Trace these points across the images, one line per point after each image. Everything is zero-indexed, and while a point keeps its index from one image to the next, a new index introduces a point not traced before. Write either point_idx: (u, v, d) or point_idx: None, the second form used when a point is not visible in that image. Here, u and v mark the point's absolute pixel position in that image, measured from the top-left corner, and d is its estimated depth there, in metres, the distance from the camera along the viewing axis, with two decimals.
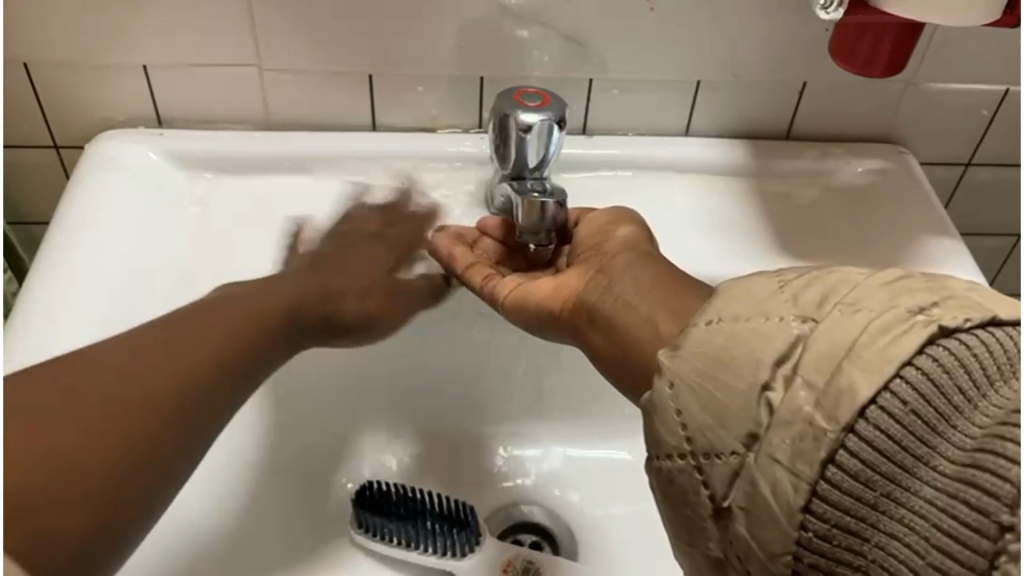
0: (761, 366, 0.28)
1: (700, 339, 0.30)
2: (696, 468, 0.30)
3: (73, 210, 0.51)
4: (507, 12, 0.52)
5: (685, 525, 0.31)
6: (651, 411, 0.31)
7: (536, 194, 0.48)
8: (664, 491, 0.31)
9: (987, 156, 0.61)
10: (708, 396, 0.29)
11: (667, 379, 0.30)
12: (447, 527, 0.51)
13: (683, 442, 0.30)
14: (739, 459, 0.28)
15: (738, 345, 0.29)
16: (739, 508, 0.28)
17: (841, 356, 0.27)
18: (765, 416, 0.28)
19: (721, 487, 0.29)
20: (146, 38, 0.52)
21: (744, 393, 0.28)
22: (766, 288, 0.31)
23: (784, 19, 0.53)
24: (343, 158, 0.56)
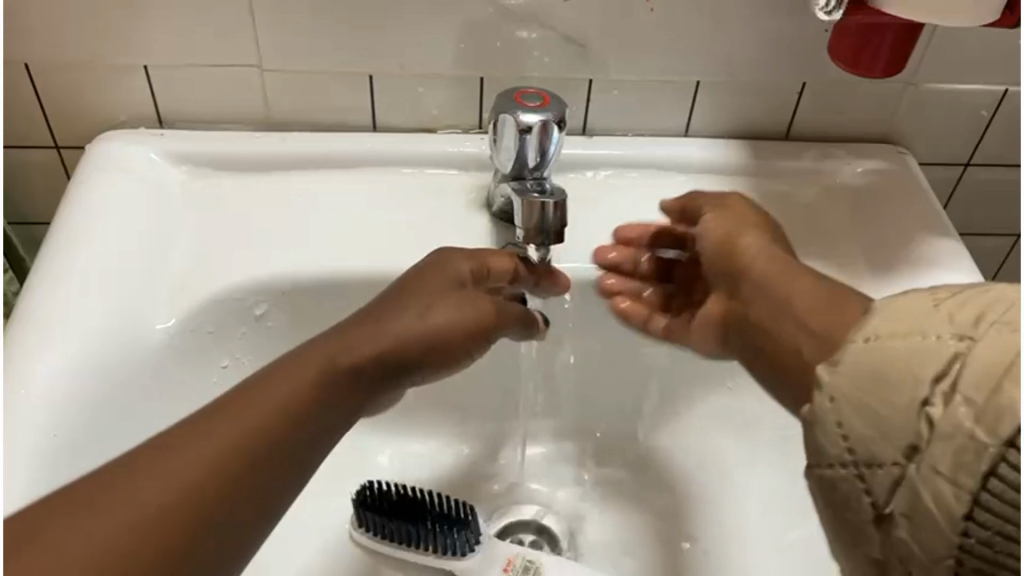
0: (919, 384, 0.29)
1: (861, 354, 0.31)
2: (857, 476, 0.31)
3: (74, 212, 0.51)
4: (507, 13, 0.52)
5: (847, 528, 0.32)
6: (810, 422, 0.32)
7: (536, 194, 0.48)
8: (827, 497, 0.32)
9: (987, 156, 0.61)
10: (869, 411, 0.30)
11: (827, 394, 0.31)
12: (447, 526, 0.50)
13: (844, 452, 0.31)
14: (900, 469, 0.29)
15: (893, 364, 0.30)
16: (902, 515, 0.29)
17: (1002, 374, 0.27)
18: (925, 429, 0.29)
19: (882, 494, 0.30)
20: (147, 39, 0.52)
21: (903, 409, 0.29)
22: (924, 307, 0.31)
23: (784, 18, 0.53)
24: (345, 158, 0.56)
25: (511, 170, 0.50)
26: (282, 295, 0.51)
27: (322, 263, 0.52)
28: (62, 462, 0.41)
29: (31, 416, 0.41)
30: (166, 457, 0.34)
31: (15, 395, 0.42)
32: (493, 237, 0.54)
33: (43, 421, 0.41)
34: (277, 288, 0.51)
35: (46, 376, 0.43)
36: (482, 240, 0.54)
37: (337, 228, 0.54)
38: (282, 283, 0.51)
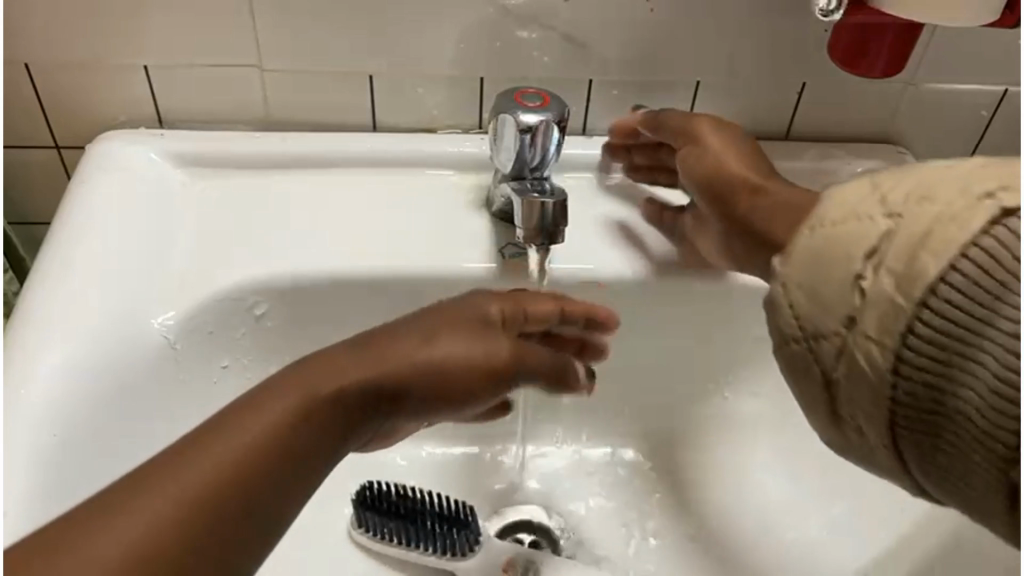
0: (852, 261, 0.31)
1: (809, 245, 0.34)
2: (808, 348, 0.33)
3: (74, 212, 0.51)
4: (507, 13, 0.52)
5: (806, 381, 0.34)
6: (774, 304, 0.35)
7: (536, 194, 0.48)
8: (795, 370, 0.34)
9: (987, 155, 0.61)
10: (811, 287, 0.33)
11: (782, 282, 0.34)
12: (447, 527, 0.50)
13: (797, 329, 0.33)
14: (841, 337, 0.31)
15: (830, 252, 0.33)
16: (843, 377, 0.31)
17: (918, 244, 0.29)
18: (858, 300, 0.31)
19: (830, 361, 0.32)
20: (147, 39, 0.52)
21: (840, 285, 0.32)
22: (863, 197, 0.33)
23: (783, 18, 0.53)
24: (345, 157, 0.56)
25: (511, 170, 0.50)
26: (282, 294, 0.51)
27: (322, 262, 0.52)
28: (62, 460, 0.41)
29: (30, 414, 0.41)
30: (168, 472, 0.31)
31: (15, 394, 0.42)
32: (493, 236, 0.54)
33: (42, 420, 0.41)
34: (277, 286, 0.51)
35: (46, 375, 0.43)
36: (482, 239, 0.54)
37: (336, 226, 0.54)
38: (282, 281, 0.51)
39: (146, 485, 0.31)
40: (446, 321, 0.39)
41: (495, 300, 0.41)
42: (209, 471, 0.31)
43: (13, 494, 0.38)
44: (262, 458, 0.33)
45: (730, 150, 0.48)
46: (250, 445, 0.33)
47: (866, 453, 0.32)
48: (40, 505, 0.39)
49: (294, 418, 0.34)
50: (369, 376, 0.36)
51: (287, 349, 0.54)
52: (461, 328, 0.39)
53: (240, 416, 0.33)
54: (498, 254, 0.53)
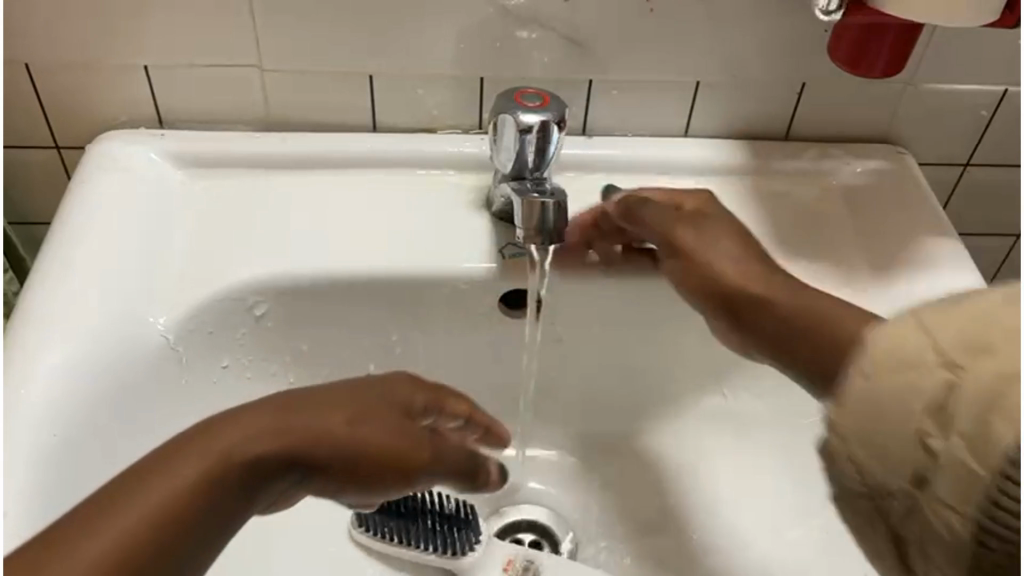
0: (913, 417, 0.28)
1: (860, 393, 0.29)
2: (872, 498, 0.30)
3: (73, 211, 0.51)
4: (508, 13, 0.52)
5: (870, 534, 0.31)
6: (828, 450, 0.31)
7: (536, 194, 0.48)
8: (856, 514, 0.31)
9: (986, 156, 0.61)
10: (873, 443, 0.29)
11: (835, 431, 0.30)
12: (448, 526, 0.51)
13: (859, 481, 0.30)
14: (911, 497, 0.28)
15: (886, 396, 0.29)
16: (920, 535, 0.29)
17: (992, 408, 0.26)
18: (926, 458, 0.28)
19: (902, 519, 0.29)
20: (147, 39, 0.52)
21: (904, 443, 0.28)
22: (913, 330, 0.29)
23: (783, 18, 0.53)
24: (345, 158, 0.56)
25: (511, 170, 0.50)
26: (281, 295, 0.51)
27: (321, 263, 0.52)
28: (62, 460, 0.41)
29: (31, 414, 0.41)
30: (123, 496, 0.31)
31: (14, 394, 0.42)
32: (493, 236, 0.54)
33: (43, 420, 0.41)
34: (276, 287, 0.51)
35: (46, 374, 0.43)
36: (482, 239, 0.54)
37: (336, 227, 0.54)
38: (282, 281, 0.51)
39: (126, 492, 0.32)
40: (373, 392, 0.39)
41: (419, 389, 0.40)
42: (166, 491, 0.32)
43: (12, 494, 0.38)
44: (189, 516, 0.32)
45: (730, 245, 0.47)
46: (198, 474, 0.33)
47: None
48: (39, 504, 0.38)
49: (226, 474, 0.33)
50: (296, 437, 0.35)
51: (287, 350, 0.54)
52: (386, 407, 0.39)
53: (178, 454, 0.33)
54: (497, 254, 0.53)
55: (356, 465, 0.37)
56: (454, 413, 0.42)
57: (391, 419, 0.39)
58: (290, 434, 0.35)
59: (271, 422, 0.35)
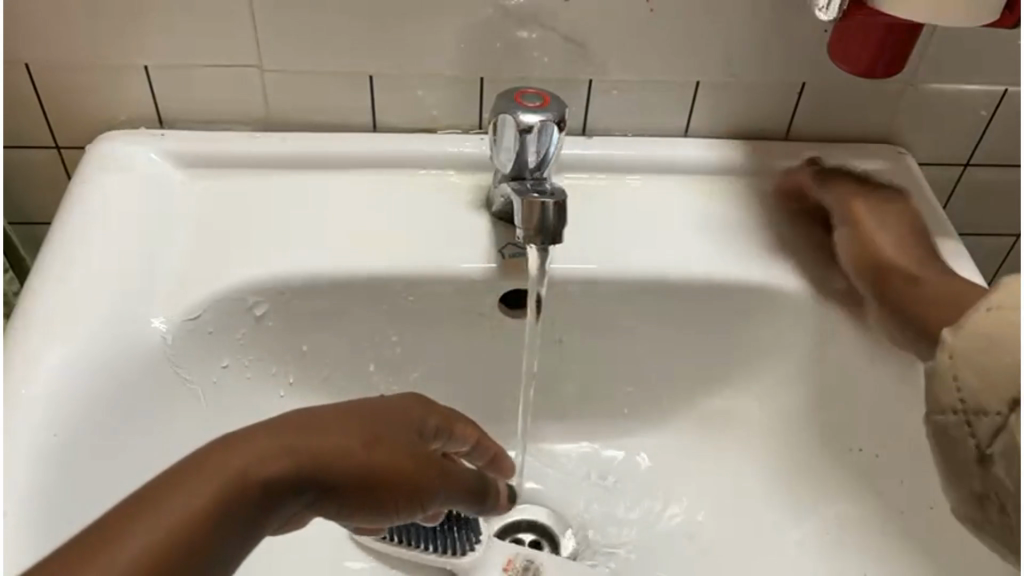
0: None
1: (978, 321, 0.36)
2: (965, 421, 0.36)
3: (73, 211, 0.51)
4: (507, 13, 0.52)
5: (953, 463, 0.38)
6: (934, 375, 0.38)
7: (537, 194, 0.48)
8: (938, 436, 0.38)
9: (986, 156, 0.61)
10: (978, 365, 0.35)
11: (948, 350, 0.36)
12: (447, 526, 0.52)
13: (956, 401, 0.36)
14: (1002, 417, 0.34)
15: (1005, 331, 0.34)
16: (1001, 455, 0.35)
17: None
18: None
19: (985, 437, 0.35)
20: (148, 39, 0.52)
21: (1011, 377, 0.34)
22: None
23: (783, 18, 0.53)
24: (347, 158, 0.56)
25: (511, 170, 0.50)
26: (284, 295, 0.51)
27: (324, 263, 0.52)
28: (62, 460, 0.41)
29: (32, 413, 0.41)
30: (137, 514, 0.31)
31: (14, 394, 0.42)
32: (493, 236, 0.54)
33: (41, 420, 0.41)
34: (279, 287, 0.51)
35: (45, 374, 0.43)
36: (482, 239, 0.54)
37: (340, 227, 0.54)
38: (287, 281, 0.51)
39: (139, 510, 0.31)
40: (386, 414, 0.38)
41: (429, 411, 0.40)
42: (180, 510, 0.31)
43: (13, 496, 0.38)
44: (201, 535, 0.31)
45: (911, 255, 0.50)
46: (211, 493, 0.32)
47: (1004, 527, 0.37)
48: (39, 504, 0.39)
49: (239, 495, 0.32)
50: (305, 460, 0.34)
51: (289, 349, 0.54)
52: (395, 430, 0.38)
53: (189, 475, 0.32)
54: (498, 254, 0.53)
55: (367, 489, 0.36)
56: (462, 437, 0.41)
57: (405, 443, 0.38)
58: (303, 462, 0.34)
59: (286, 447, 0.34)
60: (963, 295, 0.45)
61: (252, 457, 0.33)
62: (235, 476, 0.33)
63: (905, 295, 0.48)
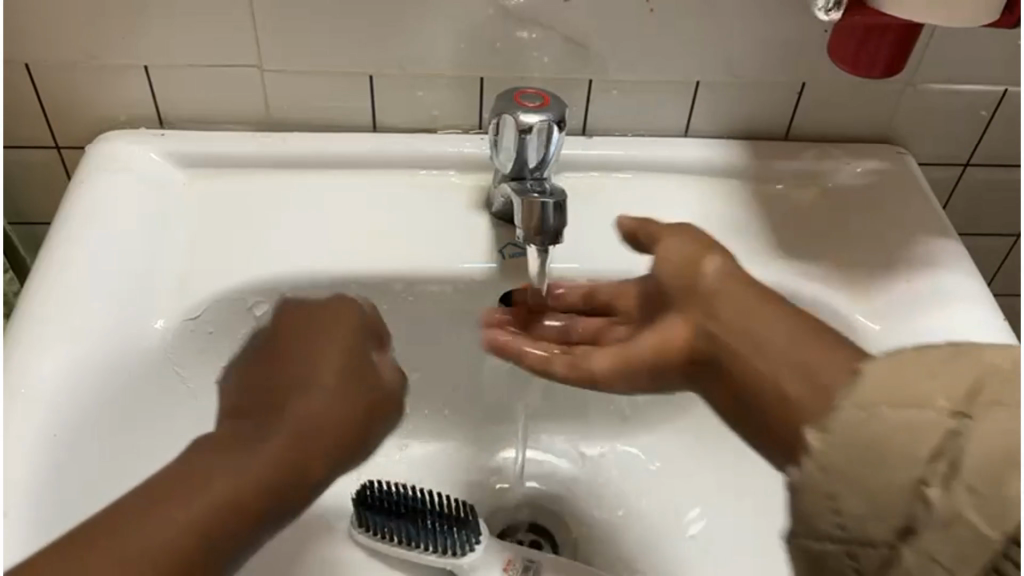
0: (915, 462, 0.30)
1: (852, 424, 0.31)
2: (847, 552, 0.31)
3: (74, 211, 0.51)
4: (508, 13, 0.52)
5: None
6: (800, 491, 0.32)
7: (537, 194, 0.48)
8: (811, 567, 0.33)
9: (986, 156, 0.61)
10: (862, 488, 0.30)
11: (818, 463, 0.31)
12: (447, 526, 0.50)
13: (835, 527, 0.31)
14: (892, 549, 0.30)
15: (891, 438, 0.30)
16: None
17: (1004, 461, 0.28)
18: (920, 509, 0.29)
19: (873, 573, 0.31)
20: (148, 39, 0.52)
21: (901, 484, 0.30)
22: (914, 369, 0.31)
23: (784, 18, 0.53)
24: (346, 158, 0.56)
25: (511, 170, 0.50)
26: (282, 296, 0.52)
27: (322, 265, 0.52)
28: (62, 461, 0.41)
29: (33, 413, 0.41)
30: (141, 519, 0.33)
31: (14, 393, 0.42)
32: (493, 237, 0.54)
33: (41, 421, 0.41)
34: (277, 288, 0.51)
35: (46, 374, 0.43)
36: (482, 239, 0.54)
37: (338, 228, 0.54)
38: (286, 282, 0.51)
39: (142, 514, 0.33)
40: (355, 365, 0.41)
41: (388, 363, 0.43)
42: (190, 510, 0.34)
43: (12, 496, 0.38)
44: (213, 532, 0.34)
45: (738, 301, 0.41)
46: (221, 488, 0.34)
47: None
48: (39, 503, 0.39)
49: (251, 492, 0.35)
50: (299, 438, 0.37)
51: None
52: (367, 387, 0.40)
53: (184, 479, 0.34)
54: (498, 254, 0.53)
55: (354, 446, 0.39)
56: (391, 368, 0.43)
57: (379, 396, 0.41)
58: (285, 449, 0.36)
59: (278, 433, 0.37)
60: (821, 350, 0.37)
61: (246, 449, 0.36)
62: (242, 467, 0.35)
63: (736, 359, 0.40)
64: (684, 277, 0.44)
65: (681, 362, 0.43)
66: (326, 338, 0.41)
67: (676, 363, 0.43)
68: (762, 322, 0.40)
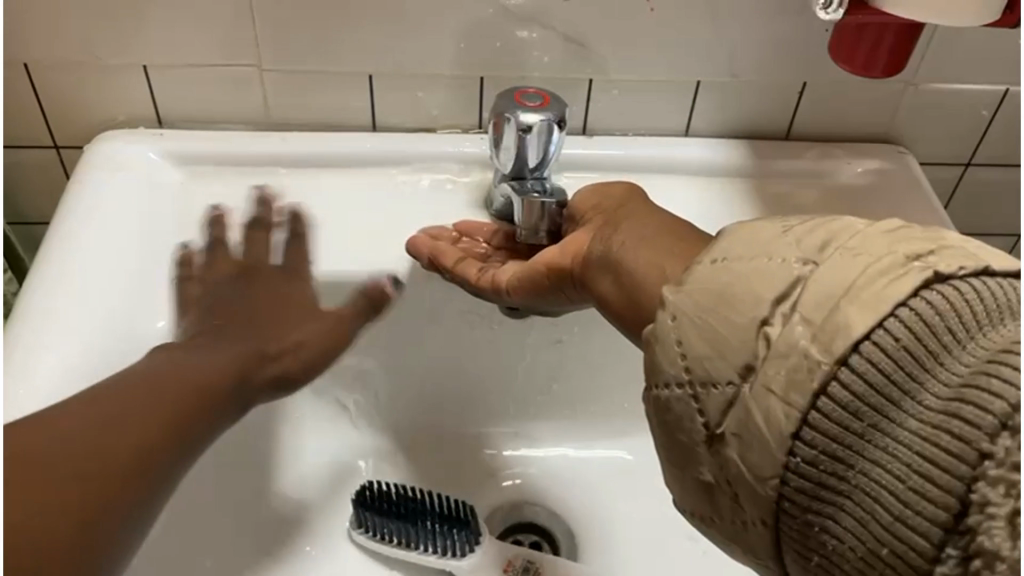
0: (761, 303, 0.30)
1: (703, 278, 0.32)
2: (693, 397, 0.31)
3: (73, 211, 0.51)
4: (508, 13, 0.52)
5: (679, 450, 0.33)
6: (653, 342, 0.33)
7: (536, 194, 0.49)
8: (662, 419, 0.33)
9: (987, 156, 0.61)
10: (706, 330, 0.31)
11: (669, 312, 0.32)
12: (447, 527, 0.50)
13: (682, 371, 0.32)
14: (734, 389, 0.30)
15: (736, 284, 0.31)
16: (732, 435, 0.30)
17: (838, 296, 0.28)
18: (762, 348, 0.29)
19: (714, 415, 0.31)
20: (146, 39, 0.52)
21: (745, 327, 0.30)
22: (770, 232, 0.33)
23: (785, 17, 0.53)
24: (343, 157, 0.56)
25: (511, 170, 0.50)
26: None
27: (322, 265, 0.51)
28: None
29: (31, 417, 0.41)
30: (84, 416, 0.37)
31: (14, 397, 0.42)
32: None
33: None
34: None
35: (46, 376, 0.43)
36: None
37: (337, 227, 0.54)
38: None
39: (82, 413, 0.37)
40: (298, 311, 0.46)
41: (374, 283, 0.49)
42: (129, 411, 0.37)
43: None
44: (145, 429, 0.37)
45: (639, 208, 0.43)
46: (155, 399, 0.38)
47: (736, 526, 0.31)
48: None
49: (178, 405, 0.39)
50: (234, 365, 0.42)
51: None
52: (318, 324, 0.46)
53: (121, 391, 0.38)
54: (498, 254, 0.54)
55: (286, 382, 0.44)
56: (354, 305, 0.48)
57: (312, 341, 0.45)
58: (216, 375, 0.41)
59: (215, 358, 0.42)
60: (678, 245, 0.38)
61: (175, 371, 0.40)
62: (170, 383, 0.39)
63: (611, 258, 0.40)
64: (594, 207, 0.46)
65: (563, 274, 0.44)
66: (290, 283, 0.48)
67: (557, 271, 0.44)
68: (647, 221, 0.41)
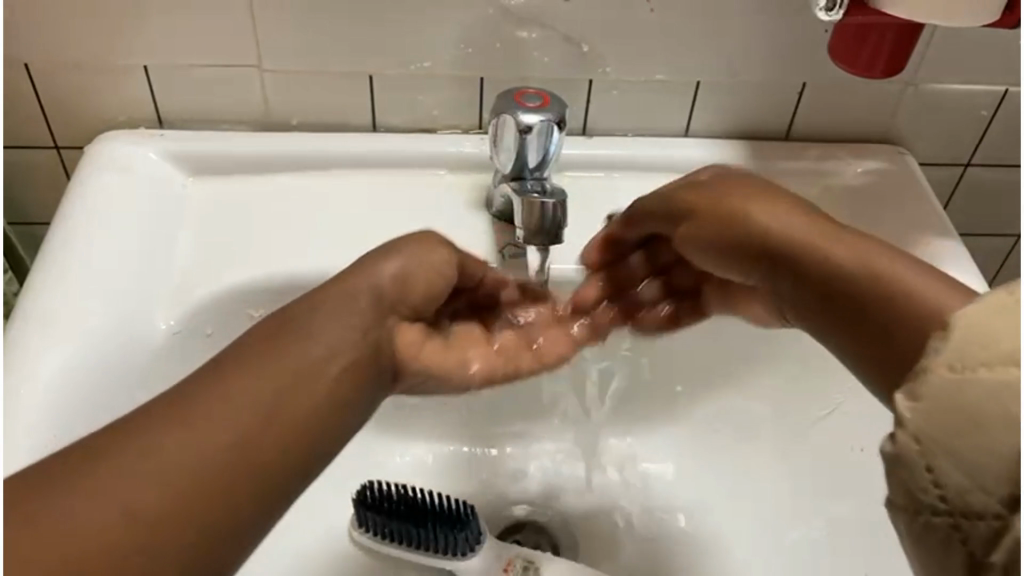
0: (1018, 428, 0.26)
1: (941, 390, 0.28)
2: (953, 525, 0.28)
3: (74, 211, 0.51)
4: (508, 13, 0.52)
5: (931, 562, 0.30)
6: (895, 462, 0.29)
7: (536, 194, 0.49)
8: (916, 534, 0.30)
9: (986, 156, 0.61)
10: (964, 459, 0.27)
11: (912, 435, 0.28)
12: (448, 526, 0.50)
13: (937, 500, 0.28)
14: (1002, 522, 0.27)
15: (984, 400, 0.27)
16: (1000, 568, 0.27)
17: None
18: (1023, 479, 0.26)
19: (981, 545, 0.28)
20: (147, 39, 0.52)
21: (1001, 454, 0.27)
22: (1007, 324, 0.28)
23: (784, 18, 0.53)
24: (344, 155, 0.56)
25: (511, 170, 0.50)
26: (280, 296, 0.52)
27: (312, 263, 0.52)
28: None
29: (34, 418, 0.41)
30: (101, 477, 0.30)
31: (16, 400, 0.42)
32: (493, 237, 0.54)
33: (39, 423, 0.41)
34: (273, 289, 0.51)
35: (47, 377, 0.43)
36: (482, 241, 0.54)
37: (335, 230, 0.54)
38: (278, 283, 0.51)
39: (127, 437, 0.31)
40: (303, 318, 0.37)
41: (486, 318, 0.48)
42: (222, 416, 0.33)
43: None
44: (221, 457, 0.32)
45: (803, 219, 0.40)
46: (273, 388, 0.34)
47: None
48: None
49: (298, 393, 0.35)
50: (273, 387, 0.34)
51: None
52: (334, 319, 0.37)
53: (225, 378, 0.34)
54: (498, 255, 0.53)
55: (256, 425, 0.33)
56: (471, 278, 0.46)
57: (447, 275, 0.43)
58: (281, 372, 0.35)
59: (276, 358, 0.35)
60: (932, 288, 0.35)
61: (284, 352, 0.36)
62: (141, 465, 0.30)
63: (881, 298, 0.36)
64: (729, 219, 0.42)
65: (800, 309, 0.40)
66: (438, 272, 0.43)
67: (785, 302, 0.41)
68: (794, 259, 0.39)
